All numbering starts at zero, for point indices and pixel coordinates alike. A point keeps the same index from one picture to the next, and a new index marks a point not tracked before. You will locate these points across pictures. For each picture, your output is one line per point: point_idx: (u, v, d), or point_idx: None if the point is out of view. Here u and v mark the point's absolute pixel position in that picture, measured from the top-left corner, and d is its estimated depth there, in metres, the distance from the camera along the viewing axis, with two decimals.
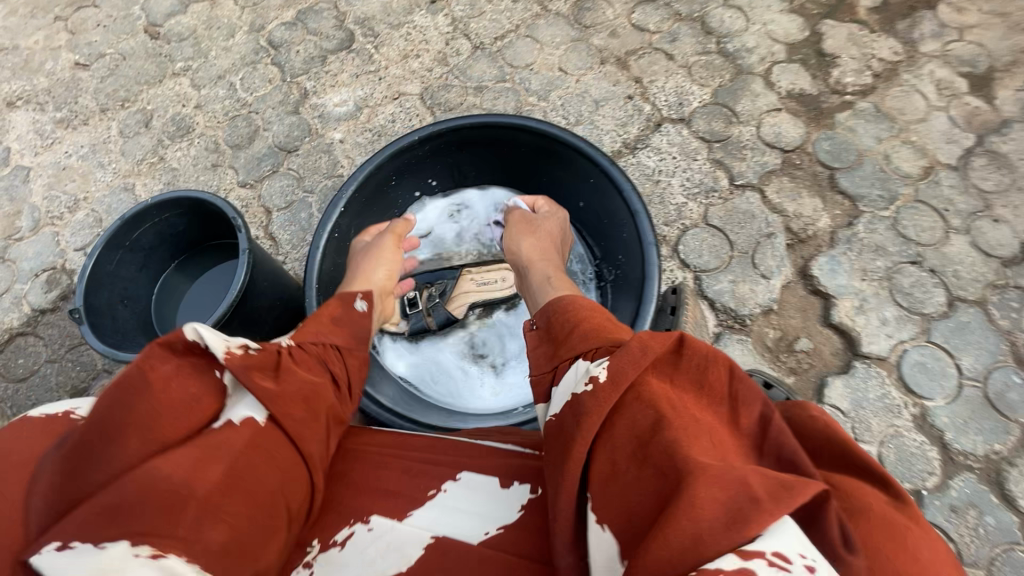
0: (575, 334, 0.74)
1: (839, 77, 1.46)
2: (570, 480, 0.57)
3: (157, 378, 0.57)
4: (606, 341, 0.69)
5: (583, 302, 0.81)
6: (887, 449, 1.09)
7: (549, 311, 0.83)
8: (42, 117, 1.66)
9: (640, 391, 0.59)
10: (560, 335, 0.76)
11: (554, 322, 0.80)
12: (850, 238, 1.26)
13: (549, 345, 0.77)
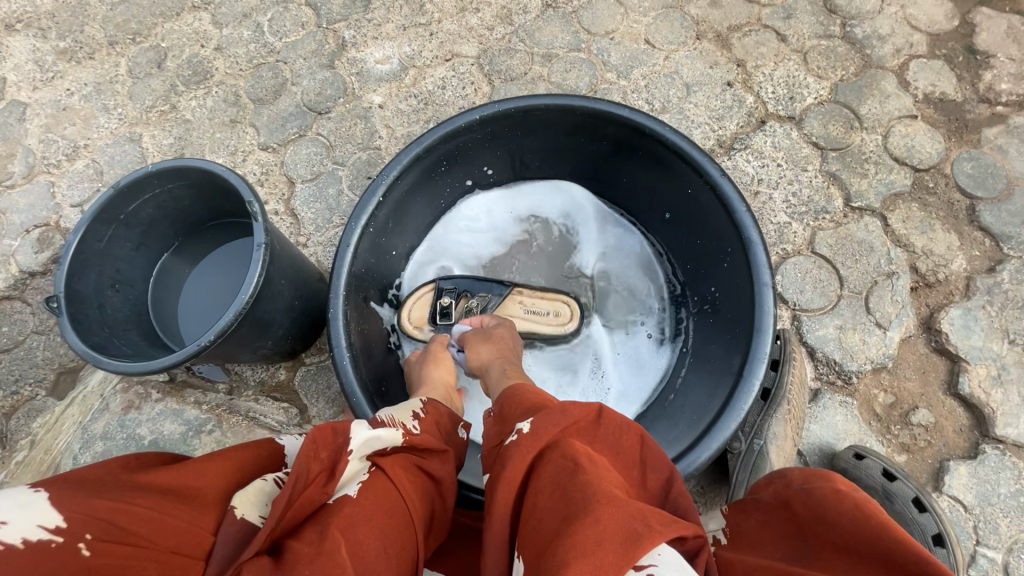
0: (517, 409, 0.63)
1: (992, 81, 1.19)
2: (494, 533, 0.52)
3: (313, 472, 0.53)
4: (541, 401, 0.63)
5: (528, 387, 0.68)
6: (1015, 558, 0.89)
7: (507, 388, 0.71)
8: (44, 46, 1.45)
9: (559, 442, 0.53)
10: (503, 400, 0.67)
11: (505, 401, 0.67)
12: (991, 288, 1.03)
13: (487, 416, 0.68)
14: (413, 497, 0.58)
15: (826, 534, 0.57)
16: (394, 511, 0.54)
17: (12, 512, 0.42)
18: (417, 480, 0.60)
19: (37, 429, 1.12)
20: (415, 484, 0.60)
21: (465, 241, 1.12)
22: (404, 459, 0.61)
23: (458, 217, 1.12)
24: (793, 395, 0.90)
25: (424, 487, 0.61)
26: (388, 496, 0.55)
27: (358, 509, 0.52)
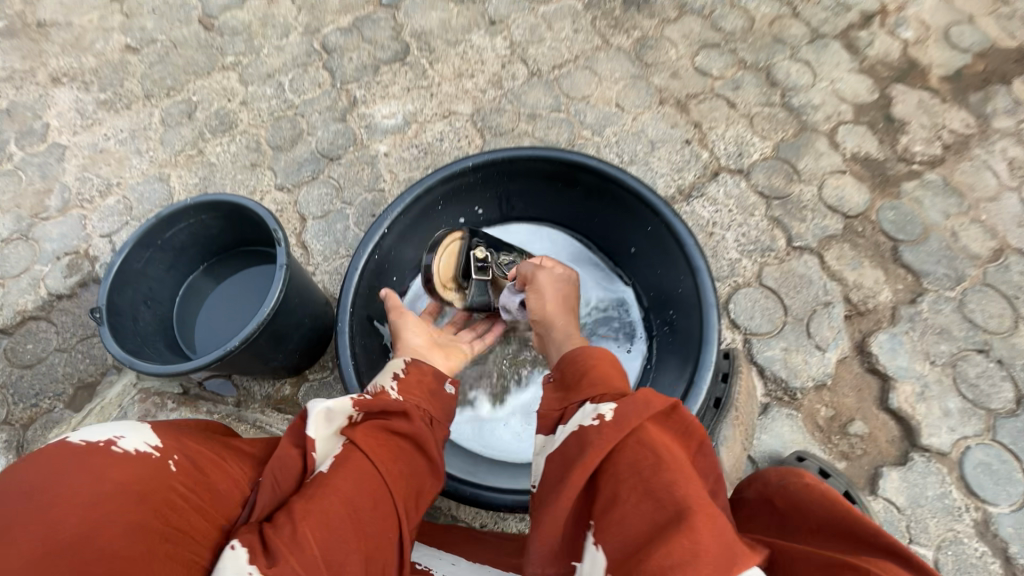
0: (585, 383, 0.72)
1: (908, 144, 1.41)
2: (565, 502, 0.59)
3: (287, 449, 0.65)
4: (608, 385, 0.71)
5: (594, 351, 0.78)
6: (944, 555, 0.99)
7: (565, 359, 0.79)
8: (86, 97, 1.63)
9: (640, 434, 0.59)
10: (569, 378, 0.75)
11: (571, 370, 0.76)
12: (913, 316, 1.19)
13: (556, 393, 0.76)
14: (385, 464, 0.66)
15: (803, 520, 0.63)
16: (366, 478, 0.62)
17: (126, 431, 0.56)
18: (390, 446, 0.69)
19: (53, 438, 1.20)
20: (389, 451, 0.68)
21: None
22: (379, 429, 0.70)
23: None
24: (740, 403, 1.03)
25: (399, 451, 0.69)
26: (358, 465, 0.63)
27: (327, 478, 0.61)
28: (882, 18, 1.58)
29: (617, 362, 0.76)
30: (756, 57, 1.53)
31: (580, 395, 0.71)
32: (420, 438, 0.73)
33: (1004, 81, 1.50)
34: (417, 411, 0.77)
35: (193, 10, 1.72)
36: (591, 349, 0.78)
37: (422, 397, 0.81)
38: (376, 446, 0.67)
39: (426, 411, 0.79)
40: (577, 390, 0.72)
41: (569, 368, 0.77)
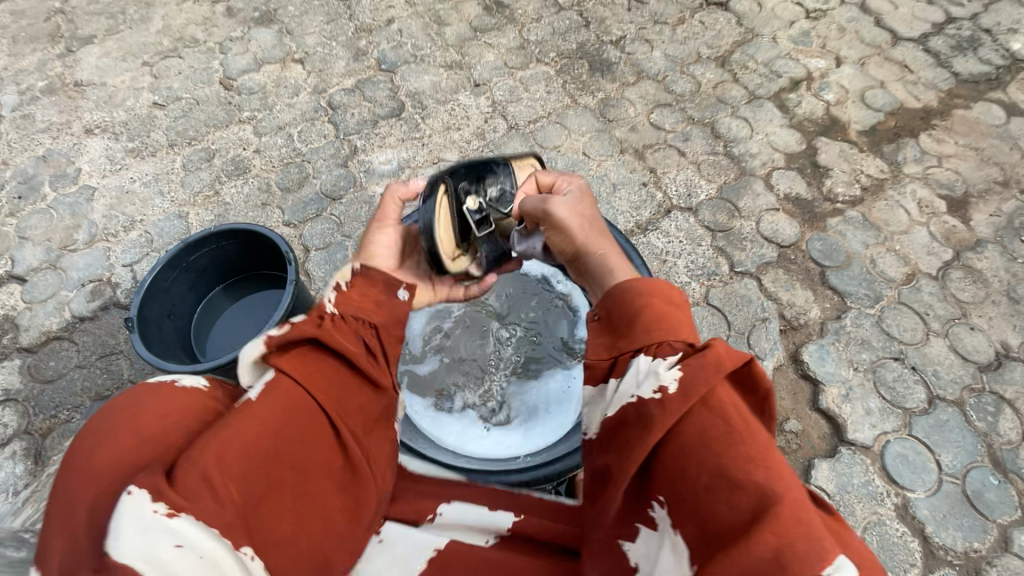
0: (637, 327, 0.65)
1: (832, 186, 1.64)
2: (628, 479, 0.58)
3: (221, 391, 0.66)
4: (665, 330, 0.63)
5: (641, 286, 0.69)
6: (869, 536, 1.13)
7: (614, 296, 0.70)
8: (116, 145, 1.84)
9: (711, 408, 0.55)
10: (619, 318, 0.67)
11: (623, 307, 0.68)
12: (839, 330, 1.37)
13: (603, 333, 0.69)
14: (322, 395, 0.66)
15: None
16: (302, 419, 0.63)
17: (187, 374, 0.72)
18: (332, 376, 0.68)
19: None
20: (329, 380, 0.68)
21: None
22: (315, 359, 0.68)
23: None
24: None
25: (329, 373, 0.68)
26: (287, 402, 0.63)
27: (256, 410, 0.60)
28: (808, 82, 1.85)
29: (670, 295, 0.67)
30: (703, 114, 1.79)
31: (633, 344, 0.64)
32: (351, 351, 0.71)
33: (913, 135, 1.75)
34: (352, 324, 0.75)
35: (216, 73, 1.97)
36: (639, 284, 0.69)
37: (364, 309, 0.79)
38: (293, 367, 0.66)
39: (371, 325, 0.78)
40: (631, 338, 0.64)
41: (617, 305, 0.69)
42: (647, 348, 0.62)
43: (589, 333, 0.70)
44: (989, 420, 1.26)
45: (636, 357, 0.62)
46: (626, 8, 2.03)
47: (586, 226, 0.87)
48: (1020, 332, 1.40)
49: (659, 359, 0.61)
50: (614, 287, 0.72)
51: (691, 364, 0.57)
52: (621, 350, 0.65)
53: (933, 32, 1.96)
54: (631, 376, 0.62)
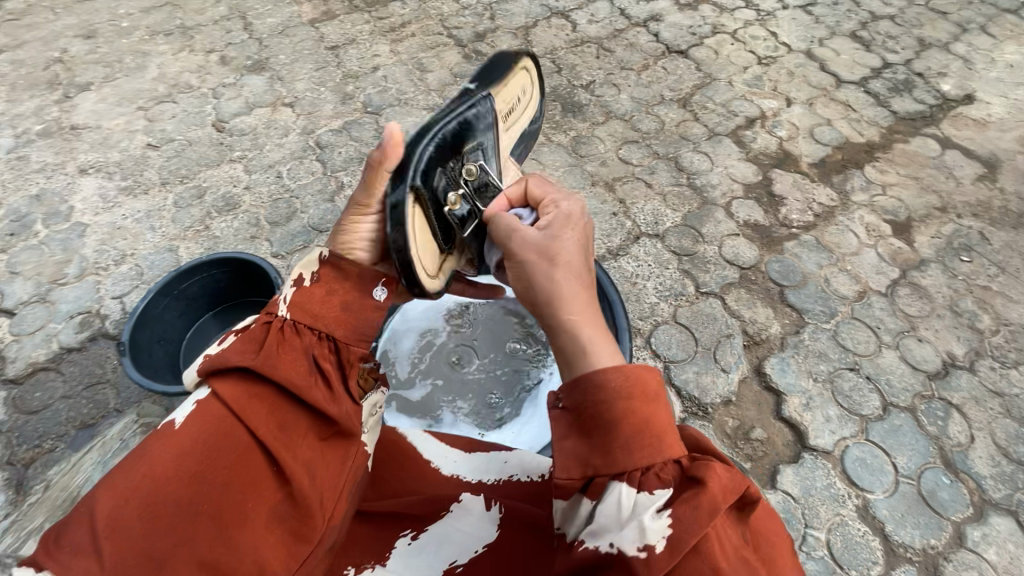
0: (618, 443, 0.61)
1: (787, 213, 1.77)
2: None
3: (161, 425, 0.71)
4: (651, 453, 0.60)
5: (619, 381, 0.64)
6: (833, 536, 1.19)
7: (591, 390, 0.64)
8: (109, 184, 1.91)
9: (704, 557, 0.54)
10: (586, 414, 0.64)
11: (597, 407, 0.64)
12: (798, 344, 1.47)
13: (574, 432, 0.65)
14: (259, 428, 0.70)
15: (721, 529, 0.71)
16: (234, 455, 0.68)
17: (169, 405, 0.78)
18: (270, 407, 0.72)
19: (54, 476, 1.36)
20: (266, 413, 0.71)
21: (428, 318, 1.37)
22: (256, 390, 0.72)
23: None
24: None
25: (263, 407, 0.71)
26: (224, 442, 0.68)
27: (185, 446, 0.66)
28: (762, 121, 2.02)
29: (648, 390, 0.64)
30: (667, 149, 1.94)
31: (614, 467, 0.61)
32: (295, 382, 0.73)
33: (859, 167, 1.91)
34: (306, 345, 0.77)
35: (209, 116, 2.08)
36: (615, 376, 0.64)
37: (325, 322, 0.80)
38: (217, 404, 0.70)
39: (326, 339, 0.79)
40: (614, 461, 0.61)
41: (596, 410, 0.64)
42: (631, 476, 0.60)
43: (553, 428, 0.67)
44: (940, 424, 1.34)
45: (615, 482, 0.60)
46: (594, 56, 2.22)
47: (566, 279, 0.72)
48: (964, 342, 1.51)
49: (643, 491, 0.59)
50: (587, 374, 0.66)
51: (684, 513, 0.56)
52: (597, 470, 0.62)
53: (871, 76, 2.16)
54: (612, 505, 0.59)
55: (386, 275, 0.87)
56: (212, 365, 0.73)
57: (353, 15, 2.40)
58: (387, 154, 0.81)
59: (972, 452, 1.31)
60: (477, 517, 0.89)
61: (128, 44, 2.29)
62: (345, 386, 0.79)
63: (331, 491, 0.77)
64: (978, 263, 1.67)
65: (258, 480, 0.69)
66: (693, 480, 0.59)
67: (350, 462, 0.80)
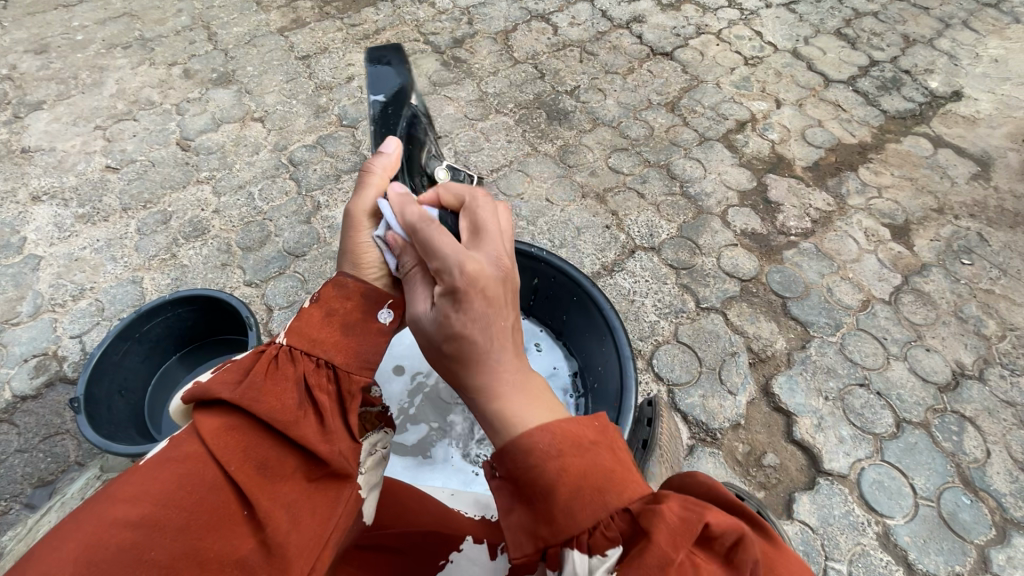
0: (557, 511, 0.50)
1: (784, 221, 1.71)
2: None
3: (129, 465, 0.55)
4: (592, 510, 0.49)
5: (542, 443, 0.52)
6: (856, 567, 1.17)
7: (517, 454, 0.52)
8: (65, 212, 1.76)
9: None
10: (519, 479, 0.52)
11: (529, 477, 0.51)
12: (805, 360, 1.43)
13: (519, 502, 0.53)
14: (230, 462, 0.53)
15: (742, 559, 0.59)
16: (194, 495, 0.50)
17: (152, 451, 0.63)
18: (248, 441, 0.55)
19: (8, 541, 1.22)
20: (241, 447, 0.54)
21: (412, 354, 1.25)
22: (229, 420, 0.55)
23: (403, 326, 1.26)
24: (663, 442, 1.15)
25: (243, 437, 0.55)
26: (184, 477, 0.50)
27: (140, 484, 0.49)
28: (753, 124, 1.96)
29: (577, 438, 0.53)
30: (658, 157, 1.86)
31: (561, 534, 0.49)
32: (276, 412, 0.57)
33: (853, 168, 1.85)
34: (293, 370, 0.61)
35: (173, 134, 1.95)
36: (536, 439, 0.52)
37: (319, 345, 0.64)
38: (180, 440, 0.54)
39: (325, 365, 0.63)
40: (559, 527, 0.50)
41: (527, 474, 0.52)
42: (579, 540, 0.49)
43: (495, 500, 0.54)
44: (954, 440, 1.32)
45: (568, 548, 0.49)
46: (578, 60, 2.14)
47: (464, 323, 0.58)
48: (971, 350, 1.47)
49: (595, 556, 0.48)
50: (511, 438, 0.54)
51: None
52: (546, 541, 0.50)
53: (859, 74, 2.12)
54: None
55: (393, 296, 0.70)
56: (189, 392, 0.58)
57: (324, 22, 2.28)
58: (378, 167, 0.79)
59: (989, 469, 1.29)
60: (480, 568, 0.76)
61: (83, 59, 2.15)
62: (344, 421, 0.63)
63: (313, 542, 0.56)
64: (979, 266, 1.63)
65: (220, 529, 0.50)
66: (638, 531, 0.47)
67: (343, 505, 0.60)
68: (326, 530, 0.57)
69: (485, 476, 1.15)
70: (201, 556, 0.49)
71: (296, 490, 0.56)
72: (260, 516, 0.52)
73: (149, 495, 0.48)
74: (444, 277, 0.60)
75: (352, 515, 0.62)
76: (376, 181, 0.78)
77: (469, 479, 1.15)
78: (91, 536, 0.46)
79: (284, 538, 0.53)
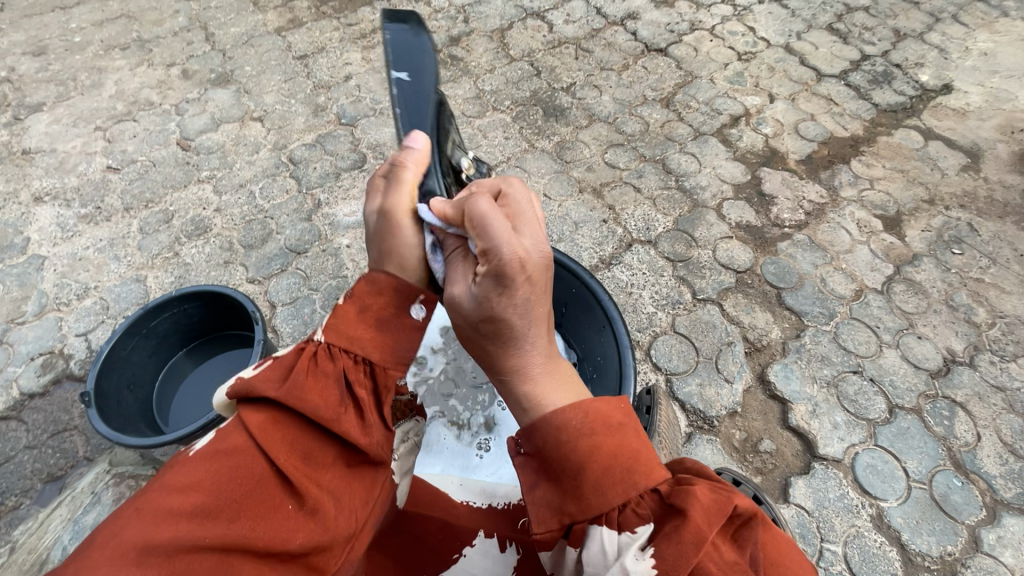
0: (591, 488, 0.53)
1: (778, 213, 1.74)
2: None
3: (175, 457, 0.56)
4: (623, 491, 0.52)
5: (581, 425, 0.56)
6: (851, 549, 1.20)
7: (549, 434, 0.56)
8: (67, 212, 1.78)
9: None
10: (550, 460, 0.56)
11: (565, 457, 0.55)
12: (799, 348, 1.46)
13: (543, 479, 0.56)
14: (278, 454, 0.55)
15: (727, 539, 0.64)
16: (246, 487, 0.52)
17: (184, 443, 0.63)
18: (293, 434, 0.57)
19: (19, 535, 1.24)
20: (287, 439, 0.57)
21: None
22: (273, 413, 0.57)
23: None
24: (662, 429, 1.18)
25: (288, 434, 0.57)
26: (234, 471, 0.53)
27: (194, 476, 0.51)
28: (747, 118, 1.99)
29: (608, 420, 0.56)
30: (653, 152, 1.88)
31: (591, 511, 0.52)
32: (321, 409, 0.59)
33: (845, 161, 1.88)
34: (334, 369, 0.62)
35: (173, 134, 1.96)
36: (575, 423, 0.56)
37: (355, 343, 0.64)
38: (228, 433, 0.56)
39: (362, 362, 0.64)
40: (589, 505, 0.52)
41: (559, 457, 0.55)
42: (608, 517, 0.52)
43: (520, 477, 0.58)
44: (946, 424, 1.36)
45: (595, 526, 0.52)
46: (574, 57, 2.16)
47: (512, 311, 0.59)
48: (962, 337, 1.50)
49: (625, 532, 0.51)
50: (544, 417, 0.58)
51: (668, 551, 0.48)
52: (573, 517, 0.53)
53: (851, 68, 2.15)
54: (596, 552, 0.51)
55: (426, 291, 0.70)
56: (234, 388, 0.60)
57: (321, 22, 2.30)
58: (410, 161, 0.75)
59: (980, 452, 1.32)
60: (493, 562, 0.80)
61: (81, 60, 2.16)
62: (379, 415, 0.65)
63: (352, 525, 0.60)
64: (969, 256, 1.67)
65: (271, 518, 0.53)
66: (671, 507, 0.51)
67: (378, 490, 0.65)
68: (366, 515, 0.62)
69: (487, 461, 1.16)
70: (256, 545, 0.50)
71: (338, 478, 0.60)
72: (308, 508, 0.55)
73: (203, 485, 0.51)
74: (488, 261, 0.58)
75: (382, 501, 0.67)
76: (411, 176, 0.74)
77: (470, 464, 1.16)
78: (146, 534, 0.46)
79: (330, 525, 0.57)
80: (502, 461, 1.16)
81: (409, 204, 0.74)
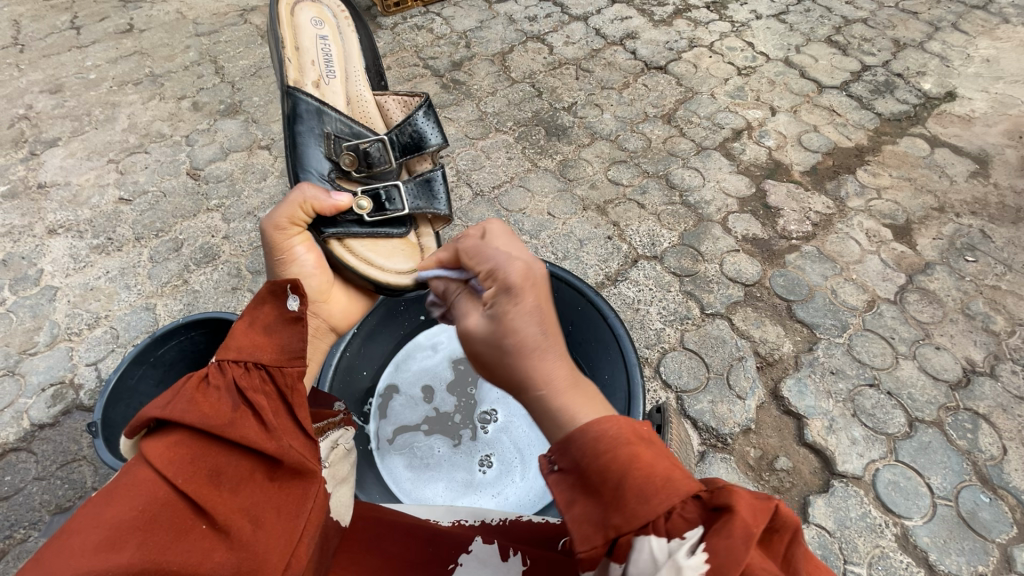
0: (630, 497, 0.46)
1: (785, 225, 1.72)
2: None
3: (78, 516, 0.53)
4: (666, 493, 0.45)
5: (609, 436, 0.50)
6: (876, 571, 1.15)
7: (585, 445, 0.50)
8: (80, 243, 1.81)
9: None
10: (588, 470, 0.49)
11: (596, 458, 0.49)
12: (812, 361, 1.43)
13: (580, 494, 0.49)
14: (179, 474, 0.53)
15: None
16: (149, 514, 0.49)
17: None
18: (194, 450, 0.55)
19: None
20: (189, 457, 0.54)
21: (418, 380, 1.27)
22: (174, 436, 0.56)
23: (415, 346, 1.30)
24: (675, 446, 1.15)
25: (196, 453, 0.55)
26: (136, 499, 0.50)
27: (89, 516, 0.48)
28: (749, 131, 1.99)
29: (637, 430, 0.51)
30: (656, 167, 1.89)
31: (633, 520, 0.45)
32: (228, 428, 0.58)
33: (850, 171, 1.87)
34: (224, 395, 0.61)
35: (183, 164, 2.01)
36: (605, 425, 0.51)
37: (244, 350, 0.68)
38: (127, 467, 0.53)
39: (254, 367, 0.67)
40: (632, 514, 0.45)
41: (596, 465, 0.49)
42: (655, 525, 0.44)
43: (554, 495, 0.51)
44: (969, 438, 1.31)
45: (640, 537, 0.44)
46: (575, 77, 2.19)
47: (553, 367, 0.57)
48: (981, 347, 1.46)
49: (674, 539, 0.43)
50: (578, 429, 0.52)
51: (718, 546, 0.40)
52: (619, 529, 0.46)
53: (852, 79, 2.15)
54: (644, 563, 0.43)
55: (293, 281, 0.75)
56: (133, 428, 0.58)
57: None
58: (307, 195, 0.85)
59: (1007, 465, 1.27)
60: (493, 569, 0.74)
61: (96, 96, 2.23)
62: (288, 418, 0.66)
63: (283, 537, 0.58)
64: (983, 263, 1.63)
65: (181, 541, 0.50)
66: (718, 510, 0.43)
67: (311, 502, 0.63)
68: (297, 524, 0.60)
69: (490, 478, 1.16)
70: (166, 568, 0.47)
71: (257, 491, 0.58)
72: (221, 521, 0.53)
73: (98, 523, 0.47)
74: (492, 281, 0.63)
75: (318, 517, 0.65)
76: (300, 201, 0.84)
77: (473, 479, 1.15)
78: None
79: (252, 536, 0.55)
80: (505, 481, 1.15)
81: (295, 228, 0.85)
